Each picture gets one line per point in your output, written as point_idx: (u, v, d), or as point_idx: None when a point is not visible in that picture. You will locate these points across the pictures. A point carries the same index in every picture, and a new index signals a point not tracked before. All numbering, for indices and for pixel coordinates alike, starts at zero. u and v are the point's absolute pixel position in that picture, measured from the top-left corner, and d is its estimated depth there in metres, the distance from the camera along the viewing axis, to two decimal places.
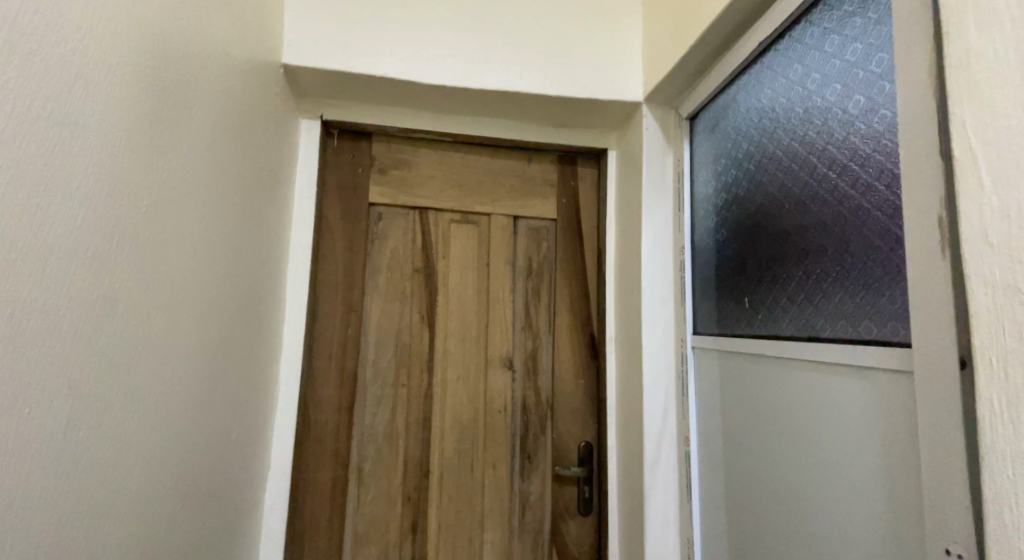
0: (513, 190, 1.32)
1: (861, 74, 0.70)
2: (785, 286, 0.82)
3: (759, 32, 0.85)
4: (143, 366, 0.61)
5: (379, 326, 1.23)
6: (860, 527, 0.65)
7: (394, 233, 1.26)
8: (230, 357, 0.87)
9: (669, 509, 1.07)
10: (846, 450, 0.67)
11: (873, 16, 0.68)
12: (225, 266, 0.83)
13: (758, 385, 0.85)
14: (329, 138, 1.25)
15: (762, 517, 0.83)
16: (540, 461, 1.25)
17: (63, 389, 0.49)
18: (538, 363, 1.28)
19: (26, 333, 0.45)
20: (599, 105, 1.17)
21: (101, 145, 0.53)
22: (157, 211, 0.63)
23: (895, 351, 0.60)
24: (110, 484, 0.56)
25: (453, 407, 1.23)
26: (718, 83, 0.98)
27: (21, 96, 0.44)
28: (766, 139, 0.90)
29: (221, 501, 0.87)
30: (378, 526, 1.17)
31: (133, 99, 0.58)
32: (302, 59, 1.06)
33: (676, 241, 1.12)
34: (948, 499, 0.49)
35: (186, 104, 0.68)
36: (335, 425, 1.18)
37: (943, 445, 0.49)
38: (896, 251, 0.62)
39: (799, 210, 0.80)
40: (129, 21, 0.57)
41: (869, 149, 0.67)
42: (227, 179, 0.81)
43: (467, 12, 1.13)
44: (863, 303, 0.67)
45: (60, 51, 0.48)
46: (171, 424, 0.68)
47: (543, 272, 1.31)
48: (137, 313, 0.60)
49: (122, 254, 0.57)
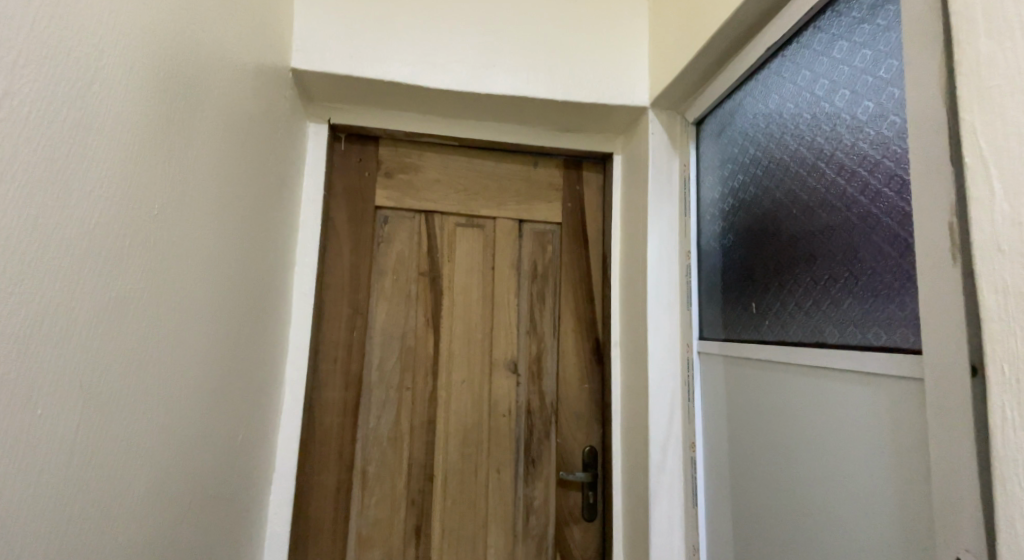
0: (519, 193, 1.32)
1: (870, 80, 0.70)
2: (793, 292, 0.82)
3: (765, 38, 0.86)
4: (151, 365, 0.61)
5: (384, 329, 1.23)
6: (870, 534, 0.64)
7: (400, 237, 1.26)
8: (238, 358, 0.88)
9: (675, 514, 1.06)
10: (855, 456, 0.67)
11: (882, 22, 0.68)
12: (233, 267, 0.84)
13: (765, 390, 0.85)
14: (336, 142, 1.26)
15: (770, 524, 0.82)
16: (544, 466, 1.25)
17: (72, 388, 0.49)
18: (542, 367, 1.28)
19: (36, 334, 0.45)
20: (605, 110, 1.18)
21: (114, 147, 0.54)
22: (168, 213, 0.63)
23: (905, 357, 0.60)
24: (117, 483, 0.56)
25: (458, 411, 1.23)
26: (725, 89, 0.99)
27: (33, 99, 0.45)
28: (773, 144, 0.90)
29: (227, 502, 0.87)
30: (381, 529, 1.17)
31: (146, 102, 0.58)
32: (310, 64, 1.07)
33: (682, 246, 1.12)
34: (960, 508, 0.48)
35: (197, 107, 0.69)
36: (339, 427, 1.18)
37: (954, 453, 0.49)
38: (906, 257, 0.62)
39: (807, 216, 0.80)
40: (143, 26, 0.57)
41: (879, 155, 0.67)
42: (236, 182, 0.82)
43: (474, 18, 1.13)
44: (872, 309, 0.67)
45: (73, 55, 0.48)
46: (178, 425, 0.68)
47: (548, 275, 1.32)
48: (146, 314, 0.60)
49: (133, 252, 0.57)
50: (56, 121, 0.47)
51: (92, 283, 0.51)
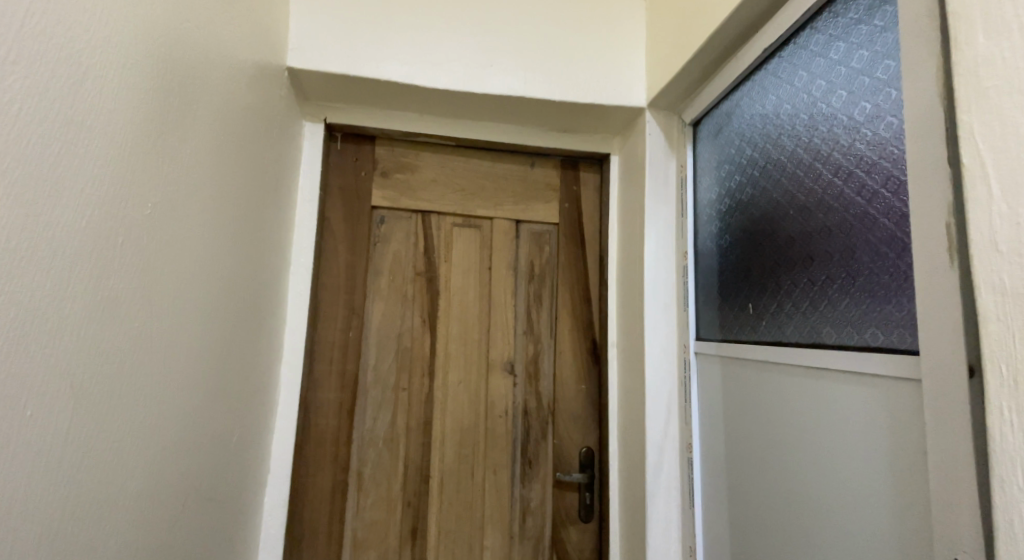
0: (516, 194, 1.32)
1: (867, 81, 0.70)
2: (790, 293, 0.82)
3: (763, 38, 0.86)
4: (145, 366, 0.61)
5: (380, 330, 1.22)
6: (867, 535, 0.64)
7: (397, 237, 1.26)
8: (232, 357, 0.87)
9: (672, 515, 1.06)
10: (852, 456, 0.67)
11: (879, 23, 0.68)
12: (228, 267, 0.83)
13: (762, 391, 0.85)
14: (332, 141, 1.25)
15: (767, 525, 0.82)
16: (541, 467, 1.25)
17: (64, 389, 0.49)
18: (539, 367, 1.28)
19: (28, 333, 0.45)
20: (603, 110, 1.18)
21: (106, 145, 0.53)
22: (162, 212, 0.63)
23: (903, 358, 0.60)
24: (110, 485, 0.55)
25: (454, 411, 1.22)
26: (722, 89, 0.99)
27: (26, 96, 0.44)
28: (770, 144, 0.90)
29: (221, 503, 0.86)
30: (377, 531, 1.16)
31: (140, 99, 0.58)
32: (307, 62, 1.06)
33: (679, 246, 1.12)
34: (958, 509, 0.48)
35: (191, 106, 0.68)
36: (335, 428, 1.17)
37: (952, 453, 0.49)
38: (903, 258, 0.62)
39: (804, 217, 0.80)
40: (136, 23, 0.57)
41: (876, 156, 0.67)
42: (230, 180, 0.81)
43: (472, 18, 1.13)
44: (869, 309, 0.67)
45: (65, 51, 0.48)
46: (171, 425, 0.67)
47: (545, 276, 1.31)
48: (140, 314, 0.59)
49: (126, 251, 0.57)
50: (47, 118, 0.46)
51: (85, 283, 0.51)
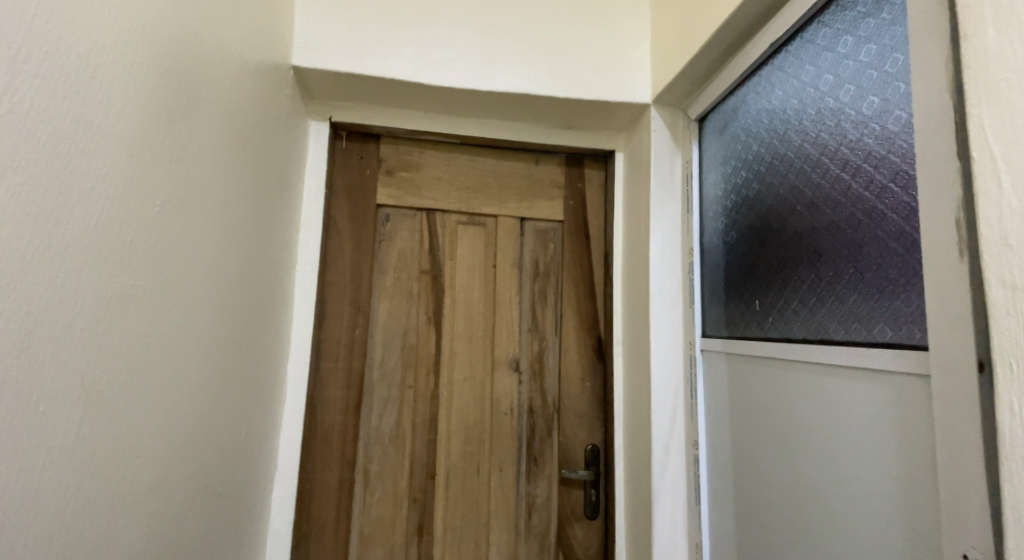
0: (520, 191, 1.32)
1: (875, 74, 0.70)
2: (797, 289, 0.82)
3: (769, 34, 0.86)
4: (153, 364, 0.61)
5: (386, 327, 1.23)
6: (876, 534, 0.64)
7: (402, 234, 1.26)
8: (239, 355, 0.87)
9: (678, 512, 1.06)
10: (860, 454, 0.67)
11: (887, 16, 0.68)
12: (235, 266, 0.83)
13: (769, 388, 0.84)
14: (338, 140, 1.25)
15: (774, 521, 0.82)
16: (547, 464, 1.25)
17: (74, 386, 0.49)
18: (544, 365, 1.28)
19: (38, 331, 0.45)
20: (608, 107, 1.17)
21: (114, 141, 0.53)
22: (170, 212, 0.63)
23: (911, 355, 0.60)
24: (120, 483, 0.56)
25: (460, 409, 1.23)
26: (727, 86, 0.99)
27: (35, 97, 0.44)
28: (777, 140, 0.89)
29: (228, 499, 0.86)
30: (384, 527, 1.17)
31: (147, 101, 0.58)
32: (312, 61, 1.06)
33: (685, 242, 1.11)
34: (967, 506, 0.48)
35: (199, 105, 0.69)
36: (342, 425, 1.18)
37: (962, 450, 0.49)
38: (912, 253, 0.62)
39: (811, 212, 0.80)
40: (142, 25, 0.57)
41: (884, 151, 0.67)
42: (236, 181, 0.81)
43: (475, 15, 1.13)
44: (878, 305, 0.66)
45: (73, 52, 0.48)
46: (179, 424, 0.68)
47: (550, 274, 1.31)
48: (149, 315, 0.60)
49: (134, 249, 0.57)
50: (56, 116, 0.46)
51: (92, 281, 0.51)
